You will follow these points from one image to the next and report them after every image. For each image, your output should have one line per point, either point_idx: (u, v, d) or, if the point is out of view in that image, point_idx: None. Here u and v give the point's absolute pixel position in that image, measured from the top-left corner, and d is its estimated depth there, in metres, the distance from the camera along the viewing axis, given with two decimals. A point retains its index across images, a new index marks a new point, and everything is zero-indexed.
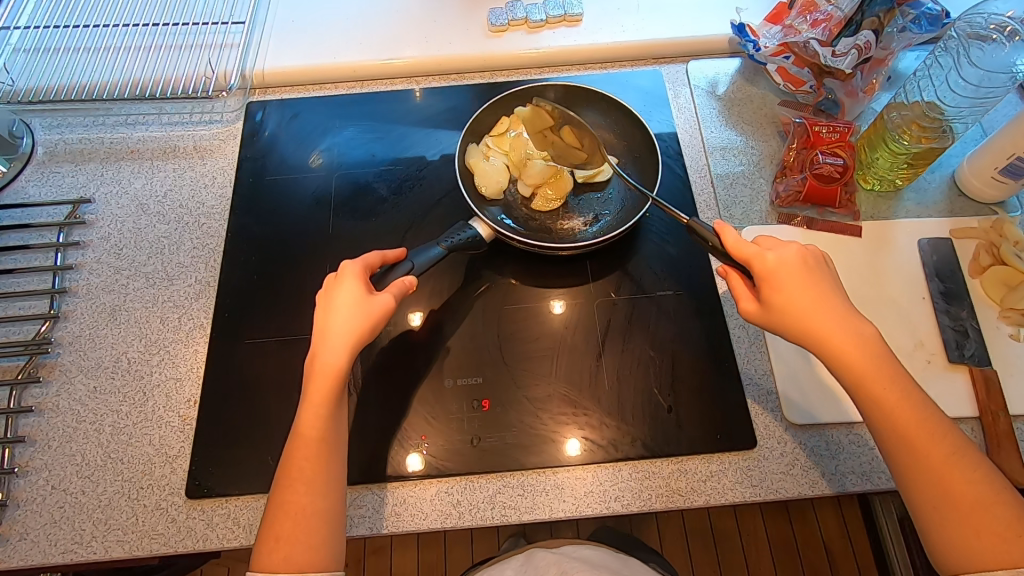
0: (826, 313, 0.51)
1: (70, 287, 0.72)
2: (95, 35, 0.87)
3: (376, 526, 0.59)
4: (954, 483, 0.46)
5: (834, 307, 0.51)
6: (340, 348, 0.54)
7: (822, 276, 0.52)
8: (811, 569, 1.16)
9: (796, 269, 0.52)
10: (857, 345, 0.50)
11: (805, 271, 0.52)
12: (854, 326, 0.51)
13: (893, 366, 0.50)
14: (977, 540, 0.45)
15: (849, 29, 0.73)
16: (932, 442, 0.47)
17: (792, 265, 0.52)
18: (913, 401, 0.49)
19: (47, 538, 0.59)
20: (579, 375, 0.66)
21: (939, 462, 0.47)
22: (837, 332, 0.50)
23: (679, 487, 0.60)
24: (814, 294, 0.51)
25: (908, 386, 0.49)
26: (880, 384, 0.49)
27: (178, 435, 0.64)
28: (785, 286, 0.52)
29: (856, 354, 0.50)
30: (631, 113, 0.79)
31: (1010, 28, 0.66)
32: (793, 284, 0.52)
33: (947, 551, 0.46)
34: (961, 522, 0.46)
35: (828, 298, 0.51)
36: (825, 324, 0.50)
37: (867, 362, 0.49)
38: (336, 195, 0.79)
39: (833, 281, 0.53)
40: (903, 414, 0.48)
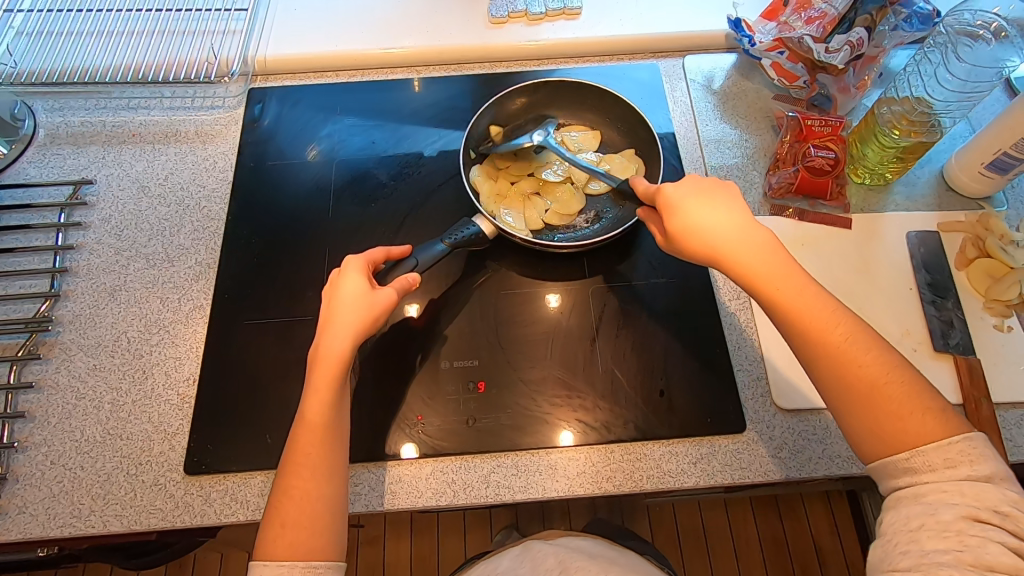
0: (723, 223, 0.52)
1: (70, 267, 0.73)
2: (98, 19, 0.88)
3: (372, 503, 0.60)
4: (856, 370, 0.47)
5: (734, 217, 0.53)
6: (346, 335, 0.55)
7: (722, 191, 0.54)
8: (801, 565, 1.18)
9: (691, 191, 0.54)
10: (750, 248, 0.52)
11: (703, 192, 0.54)
12: (750, 232, 0.52)
13: (792, 264, 0.51)
14: (878, 422, 0.46)
15: (842, 27, 0.75)
16: (831, 331, 0.48)
17: (691, 186, 0.55)
18: (817, 297, 0.50)
19: (46, 511, 0.60)
20: (574, 361, 0.67)
21: (838, 348, 0.47)
22: (735, 240, 0.52)
23: (669, 468, 0.62)
24: (712, 207, 0.53)
25: (803, 279, 0.50)
26: (775, 280, 0.50)
27: (177, 413, 0.65)
28: (687, 207, 0.53)
29: (750, 258, 0.51)
30: (606, 90, 0.80)
31: (996, 25, 0.68)
32: (695, 206, 0.53)
33: (867, 440, 0.46)
34: (873, 410, 0.46)
35: (725, 209, 0.53)
36: (722, 233, 0.52)
37: (763, 262, 0.51)
38: (336, 182, 0.80)
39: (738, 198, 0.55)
40: (801, 306, 0.49)
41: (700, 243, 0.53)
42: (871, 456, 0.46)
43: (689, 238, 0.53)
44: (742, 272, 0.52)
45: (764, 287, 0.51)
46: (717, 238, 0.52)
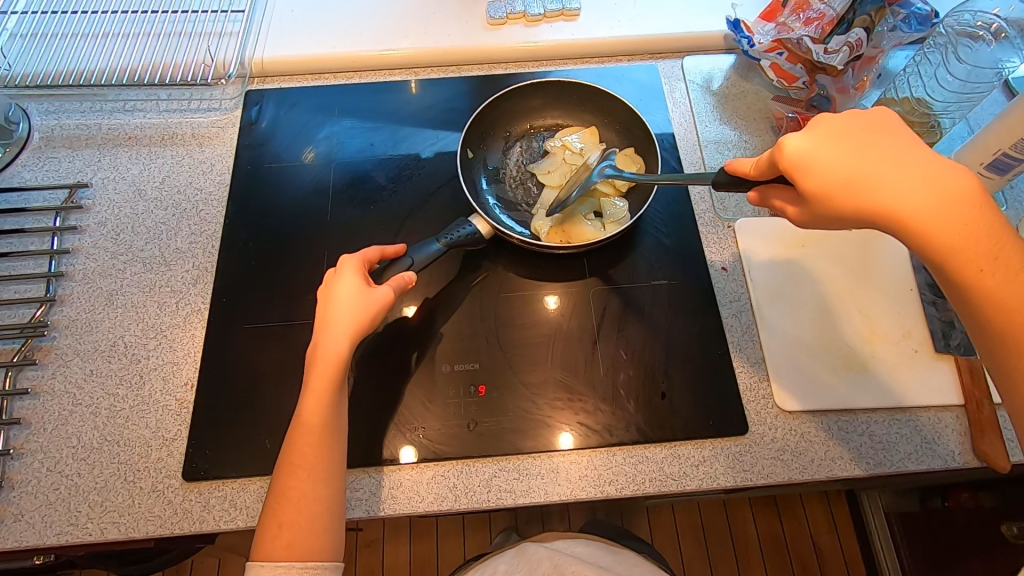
0: (889, 170, 0.42)
1: (66, 271, 0.72)
2: (93, 21, 0.87)
3: (372, 509, 0.60)
4: None
5: (904, 163, 0.42)
6: (343, 335, 0.55)
7: (877, 132, 0.44)
8: (799, 563, 1.18)
9: (829, 139, 0.44)
10: (934, 212, 0.41)
11: (855, 136, 0.44)
12: (928, 179, 0.41)
13: (992, 221, 0.41)
14: None
15: (841, 27, 0.73)
16: None
17: (830, 133, 0.45)
18: None
19: (42, 519, 0.59)
20: (574, 363, 0.67)
21: None
22: (911, 191, 0.41)
23: (671, 471, 0.62)
24: (874, 158, 0.43)
25: (1014, 255, 0.41)
26: (979, 264, 0.40)
27: (175, 419, 0.64)
28: (825, 159, 0.44)
29: (939, 221, 0.40)
30: (593, 87, 0.80)
31: (996, 26, 0.69)
32: (832, 157, 0.43)
33: None
34: None
35: (887, 153, 0.43)
36: (890, 185, 0.42)
37: (960, 227, 0.40)
38: (335, 184, 0.79)
39: (903, 140, 0.44)
40: (1013, 299, 0.40)
41: (858, 205, 0.43)
42: None
43: (842, 200, 0.43)
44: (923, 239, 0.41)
45: (955, 259, 0.41)
46: (882, 194, 0.42)
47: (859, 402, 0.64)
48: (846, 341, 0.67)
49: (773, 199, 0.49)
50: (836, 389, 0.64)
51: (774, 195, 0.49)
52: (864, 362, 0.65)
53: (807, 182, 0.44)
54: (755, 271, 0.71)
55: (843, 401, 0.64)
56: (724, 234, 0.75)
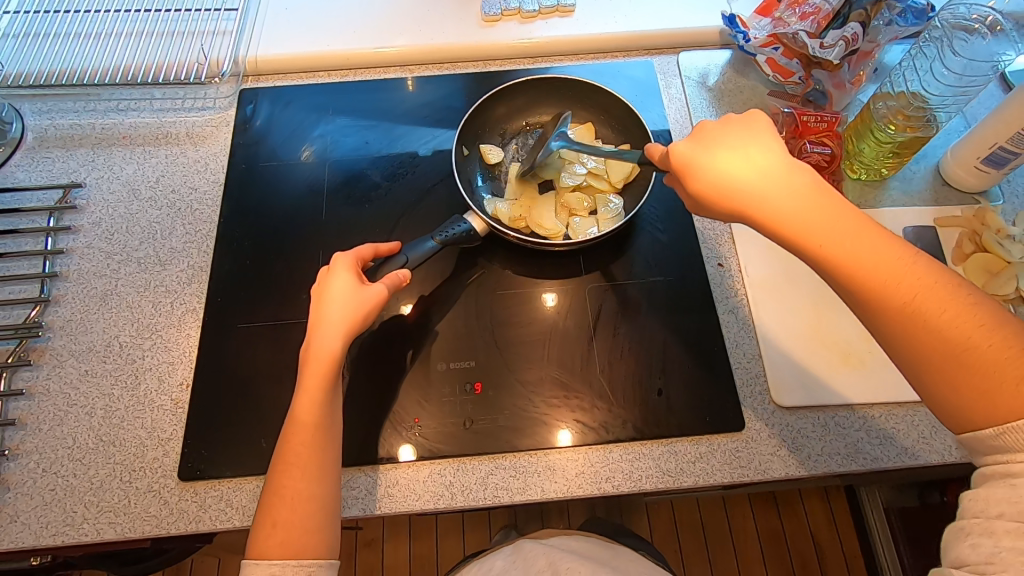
0: (755, 174, 0.48)
1: (60, 271, 0.72)
2: (86, 20, 0.87)
3: (369, 508, 0.60)
4: (931, 329, 0.42)
5: (763, 167, 0.48)
6: (336, 333, 0.55)
7: (754, 136, 0.50)
8: (798, 559, 1.18)
9: (706, 144, 0.51)
10: (779, 202, 0.47)
11: (729, 141, 0.51)
12: (781, 180, 0.48)
13: (831, 201, 0.47)
14: (961, 392, 0.41)
15: (836, 22, 0.74)
16: (896, 284, 0.43)
17: (706, 138, 0.52)
18: (871, 241, 0.45)
19: (38, 520, 0.59)
20: (571, 361, 0.67)
21: (904, 304, 0.43)
22: (772, 191, 0.48)
23: (668, 468, 0.61)
24: (739, 162, 0.49)
25: (851, 221, 0.46)
26: (811, 232, 0.46)
27: (170, 419, 0.64)
28: (700, 161, 0.51)
29: (788, 211, 0.47)
30: (590, 83, 0.80)
31: (991, 19, 0.70)
32: (705, 160, 0.50)
33: (949, 406, 0.42)
34: (953, 373, 0.41)
35: (758, 156, 0.49)
36: (749, 183, 0.48)
37: (804, 213, 0.46)
38: (330, 182, 0.79)
39: (768, 143, 0.50)
40: (853, 258, 0.44)
41: (729, 203, 0.49)
42: (962, 429, 0.42)
43: (718, 198, 0.50)
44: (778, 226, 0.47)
45: (811, 243, 0.46)
46: (749, 195, 0.48)
47: (854, 398, 0.64)
48: (842, 337, 0.67)
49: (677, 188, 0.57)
50: (832, 385, 0.64)
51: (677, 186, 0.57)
52: (860, 359, 0.65)
53: (691, 183, 0.51)
54: (752, 268, 0.71)
55: (837, 398, 0.64)
56: (721, 230, 0.75)
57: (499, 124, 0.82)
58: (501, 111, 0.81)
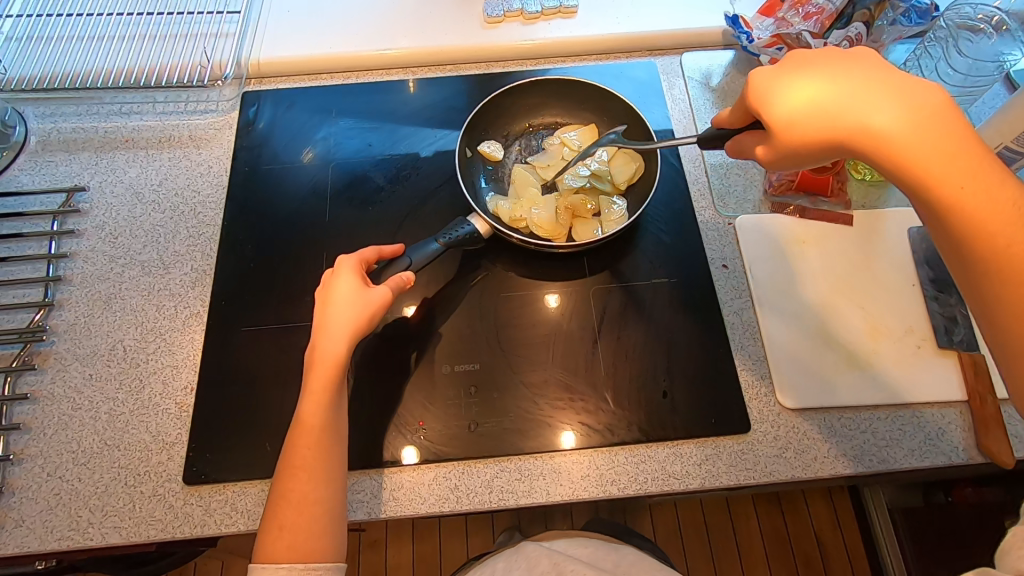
0: (851, 89, 0.43)
1: (64, 275, 0.72)
2: (89, 23, 0.87)
3: (374, 511, 0.60)
4: None
5: (870, 89, 0.42)
6: (341, 336, 0.55)
7: (856, 62, 0.44)
8: (802, 560, 1.18)
9: (799, 70, 0.45)
10: (899, 130, 0.41)
11: (827, 65, 0.44)
12: (894, 102, 0.41)
13: (967, 140, 0.40)
14: None
15: (840, 22, 0.72)
16: None
17: (797, 64, 0.46)
18: (1010, 198, 0.39)
19: (43, 525, 0.59)
20: (576, 363, 0.67)
21: None
22: (876, 105, 0.41)
23: (673, 470, 0.61)
24: (839, 85, 0.43)
25: (989, 169, 0.39)
26: (948, 177, 0.39)
27: (175, 422, 0.64)
28: (790, 88, 0.45)
29: (904, 139, 0.41)
30: (593, 84, 0.80)
31: (997, 19, 0.71)
32: (797, 86, 0.44)
33: None
34: None
35: (855, 72, 0.43)
36: (853, 107, 0.42)
37: (931, 145, 0.40)
38: (333, 184, 0.79)
39: (875, 67, 0.44)
40: (989, 214, 0.39)
41: (824, 126, 0.43)
42: None
43: (809, 123, 0.44)
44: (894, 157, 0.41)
45: (930, 182, 0.40)
46: (847, 113, 0.42)
47: (860, 400, 0.63)
48: (847, 338, 0.66)
49: (747, 145, 0.51)
50: (837, 387, 0.64)
51: (748, 139, 0.51)
52: (866, 360, 0.65)
53: (774, 111, 0.45)
54: (758, 269, 0.71)
55: (842, 400, 0.63)
56: (725, 232, 0.74)
57: (502, 125, 0.82)
58: (503, 113, 0.81)
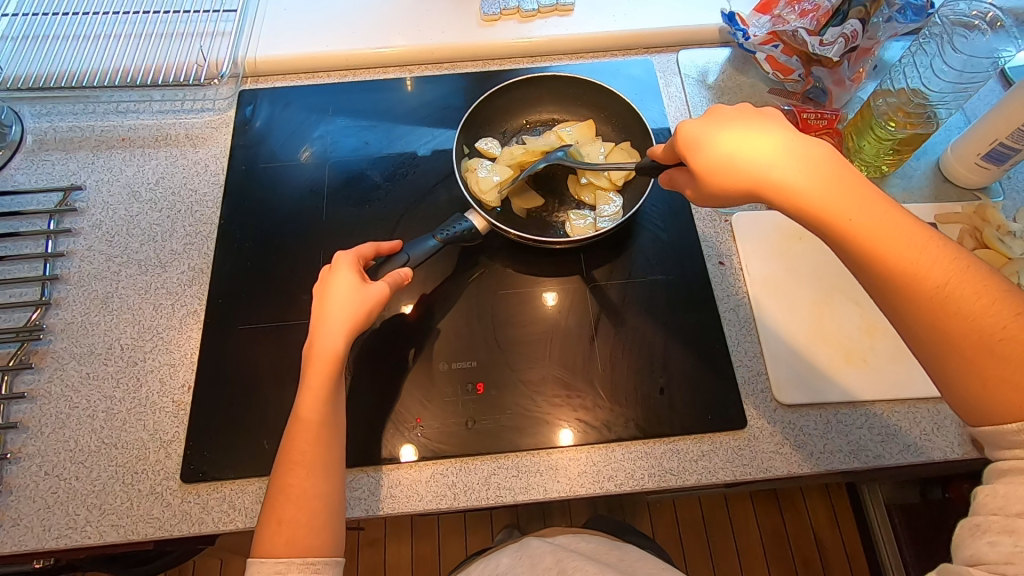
0: (762, 144, 0.48)
1: (60, 274, 0.72)
2: (84, 22, 0.86)
3: (371, 508, 0.60)
4: (955, 319, 0.41)
5: (773, 147, 0.48)
6: (339, 332, 0.55)
7: (765, 122, 0.50)
8: (800, 557, 1.18)
9: (716, 124, 0.51)
10: (798, 181, 0.46)
11: (738, 123, 0.50)
12: (791, 159, 0.47)
13: (858, 183, 0.46)
14: (987, 386, 0.41)
15: (836, 19, 0.73)
16: (927, 272, 0.42)
17: (713, 118, 0.52)
18: (901, 226, 0.44)
19: (41, 524, 0.59)
20: (572, 360, 0.67)
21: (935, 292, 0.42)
22: (778, 163, 0.47)
23: (670, 466, 0.61)
24: (746, 140, 0.49)
25: (880, 204, 0.45)
26: (843, 213, 0.45)
27: (172, 421, 0.64)
28: (705, 140, 0.51)
29: (806, 186, 0.46)
30: (588, 81, 0.80)
31: (991, 15, 0.70)
32: (712, 137, 0.50)
33: (967, 397, 0.42)
34: (978, 364, 0.41)
35: (765, 131, 0.49)
36: (757, 163, 0.48)
37: (827, 192, 0.45)
38: (330, 183, 0.79)
39: (780, 125, 0.50)
40: (882, 243, 0.43)
41: (734, 177, 0.49)
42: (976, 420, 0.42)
43: (722, 172, 0.49)
44: (796, 205, 0.46)
45: (829, 221, 0.45)
46: (755, 168, 0.48)
47: (858, 395, 0.63)
48: (845, 334, 0.66)
49: (678, 179, 0.57)
50: (834, 383, 0.64)
51: (679, 176, 0.56)
52: (863, 357, 0.65)
53: (696, 158, 0.51)
54: (753, 266, 0.71)
55: (839, 396, 0.63)
56: (721, 228, 0.75)
57: (498, 122, 0.82)
58: (499, 110, 0.81)
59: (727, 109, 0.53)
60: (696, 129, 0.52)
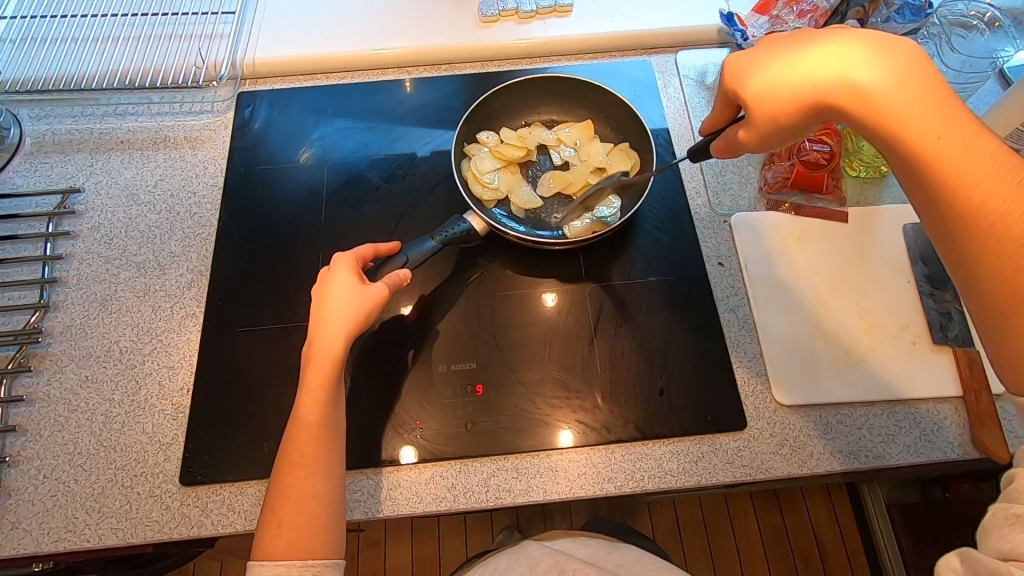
0: (839, 49, 0.44)
1: (59, 277, 0.72)
2: (83, 24, 0.86)
3: (371, 510, 0.60)
4: None
5: (851, 49, 0.43)
6: (338, 334, 0.55)
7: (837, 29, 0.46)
8: (801, 557, 1.18)
9: (779, 42, 0.48)
10: (879, 92, 0.42)
11: (807, 35, 0.46)
12: (871, 61, 0.43)
13: (950, 102, 0.41)
14: None
15: (835, 19, 0.71)
16: (1012, 214, 0.38)
17: (775, 37, 0.48)
18: (991, 160, 0.39)
19: (40, 527, 0.59)
20: (572, 362, 0.67)
21: (1022, 239, 0.38)
22: (857, 66, 0.43)
23: (671, 467, 0.61)
24: (816, 49, 0.45)
25: (969, 131, 0.40)
26: (928, 136, 0.40)
27: (171, 423, 0.64)
28: (766, 60, 0.47)
29: (887, 99, 0.41)
30: (588, 82, 0.80)
31: (989, 16, 0.72)
32: (774, 58, 0.47)
33: None
34: None
35: (840, 36, 0.45)
36: (830, 69, 0.43)
37: (912, 106, 0.41)
38: (329, 185, 0.79)
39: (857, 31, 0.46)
40: (970, 174, 0.39)
41: (805, 88, 0.45)
42: None
43: (790, 85, 0.45)
44: (876, 117, 0.42)
45: (914, 141, 0.41)
46: (829, 75, 0.44)
47: (856, 395, 0.63)
48: (844, 333, 0.66)
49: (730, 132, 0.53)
50: (831, 382, 0.64)
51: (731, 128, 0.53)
52: (861, 356, 0.65)
53: (757, 77, 0.47)
54: (753, 266, 0.71)
55: (837, 396, 0.63)
56: (720, 229, 0.75)
57: (497, 123, 0.82)
58: (499, 110, 0.81)
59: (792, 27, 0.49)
60: (754, 55, 0.48)
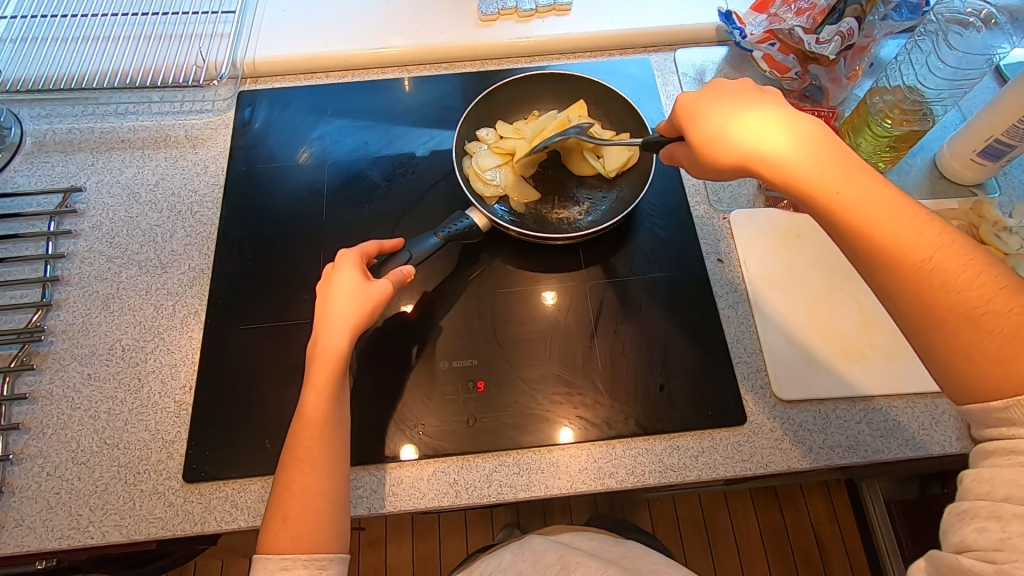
0: (761, 125, 0.49)
1: (61, 276, 0.72)
2: (83, 24, 0.87)
3: (374, 506, 0.60)
4: (940, 292, 0.41)
5: (769, 126, 0.49)
6: (343, 330, 0.55)
7: (763, 103, 0.51)
8: (800, 554, 1.18)
9: (717, 99, 0.53)
10: (789, 157, 0.47)
11: (737, 101, 0.52)
12: (783, 136, 0.48)
13: (852, 160, 0.46)
14: (971, 364, 0.40)
15: (832, 17, 0.73)
16: (910, 247, 0.42)
17: (713, 93, 0.54)
18: (890, 200, 0.44)
19: (43, 524, 0.59)
20: (573, 358, 0.67)
21: (921, 267, 0.42)
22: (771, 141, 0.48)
23: (672, 462, 0.62)
24: (741, 119, 0.50)
25: (869, 179, 0.45)
26: (830, 187, 0.45)
27: (174, 421, 0.64)
28: (702, 118, 0.52)
29: (797, 163, 0.47)
30: (585, 79, 0.81)
31: (986, 12, 0.69)
32: (708, 116, 0.52)
33: (954, 373, 0.41)
34: (963, 339, 0.40)
35: (763, 111, 0.50)
36: (749, 139, 0.49)
37: (816, 168, 0.46)
38: (330, 183, 0.79)
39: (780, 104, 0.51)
40: (871, 216, 0.43)
41: (726, 153, 0.50)
42: (966, 399, 0.41)
43: (717, 147, 0.51)
44: (785, 180, 0.47)
45: (818, 195, 0.46)
46: (747, 144, 0.49)
47: (853, 391, 0.64)
48: (842, 329, 0.67)
49: (677, 152, 0.57)
50: (831, 378, 0.64)
51: (678, 148, 0.57)
52: (861, 352, 0.66)
53: (694, 130, 0.53)
54: (752, 264, 0.71)
55: (838, 391, 0.64)
56: (720, 226, 0.75)
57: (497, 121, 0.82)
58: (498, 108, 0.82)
59: (730, 84, 0.54)
60: (694, 107, 0.54)
